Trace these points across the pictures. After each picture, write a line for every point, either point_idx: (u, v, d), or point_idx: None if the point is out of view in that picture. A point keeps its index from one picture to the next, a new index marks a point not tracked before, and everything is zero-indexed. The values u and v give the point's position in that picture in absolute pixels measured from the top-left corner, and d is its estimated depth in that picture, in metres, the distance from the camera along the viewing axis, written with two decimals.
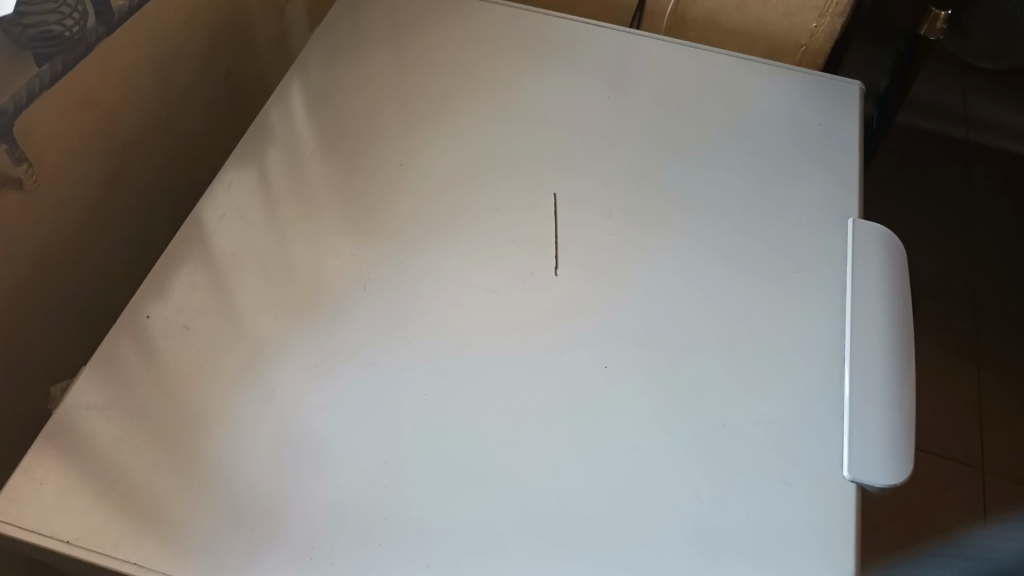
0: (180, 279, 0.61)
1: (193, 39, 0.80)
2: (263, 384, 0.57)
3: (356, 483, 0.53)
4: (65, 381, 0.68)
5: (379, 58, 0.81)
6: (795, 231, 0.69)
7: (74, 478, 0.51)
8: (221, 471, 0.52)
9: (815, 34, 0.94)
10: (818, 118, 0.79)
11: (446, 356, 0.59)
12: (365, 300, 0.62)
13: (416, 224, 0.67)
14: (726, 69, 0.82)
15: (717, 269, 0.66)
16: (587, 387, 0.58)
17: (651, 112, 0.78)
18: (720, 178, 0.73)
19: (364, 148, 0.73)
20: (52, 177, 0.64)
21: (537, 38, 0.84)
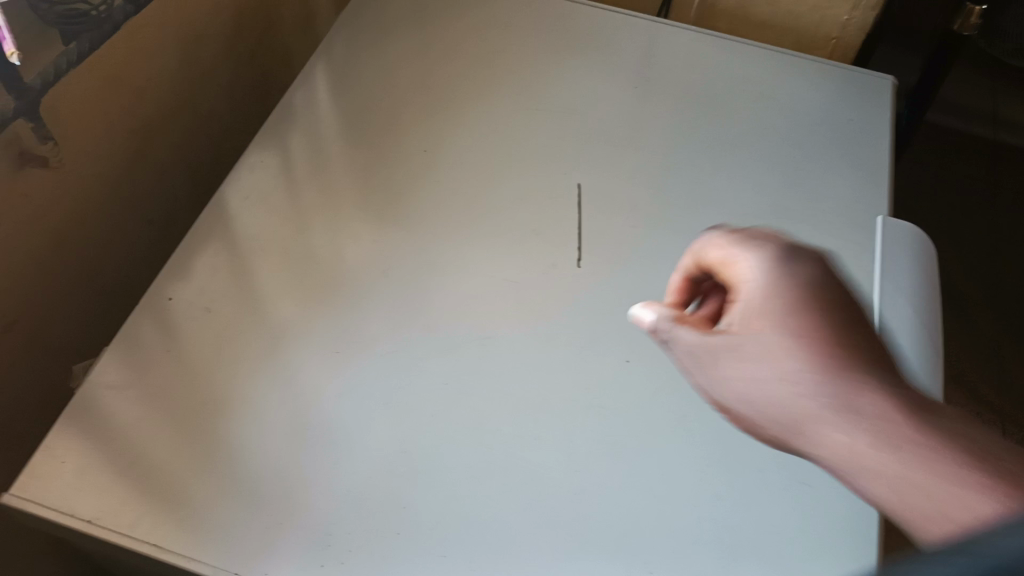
0: (202, 261, 0.61)
1: (219, 19, 0.79)
2: (281, 369, 0.57)
3: (367, 471, 0.52)
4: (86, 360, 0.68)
5: (403, 43, 0.80)
6: (825, 230, 0.68)
7: (95, 457, 0.51)
8: (239, 456, 0.52)
9: (847, 26, 0.93)
10: (848, 113, 0.78)
11: (467, 343, 0.59)
12: (385, 288, 0.62)
13: (440, 212, 0.67)
14: (755, 64, 0.81)
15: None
16: (609, 382, 0.58)
17: (678, 105, 0.77)
18: (748, 174, 0.72)
19: (388, 134, 0.72)
20: (76, 155, 0.64)
21: (564, 27, 0.84)
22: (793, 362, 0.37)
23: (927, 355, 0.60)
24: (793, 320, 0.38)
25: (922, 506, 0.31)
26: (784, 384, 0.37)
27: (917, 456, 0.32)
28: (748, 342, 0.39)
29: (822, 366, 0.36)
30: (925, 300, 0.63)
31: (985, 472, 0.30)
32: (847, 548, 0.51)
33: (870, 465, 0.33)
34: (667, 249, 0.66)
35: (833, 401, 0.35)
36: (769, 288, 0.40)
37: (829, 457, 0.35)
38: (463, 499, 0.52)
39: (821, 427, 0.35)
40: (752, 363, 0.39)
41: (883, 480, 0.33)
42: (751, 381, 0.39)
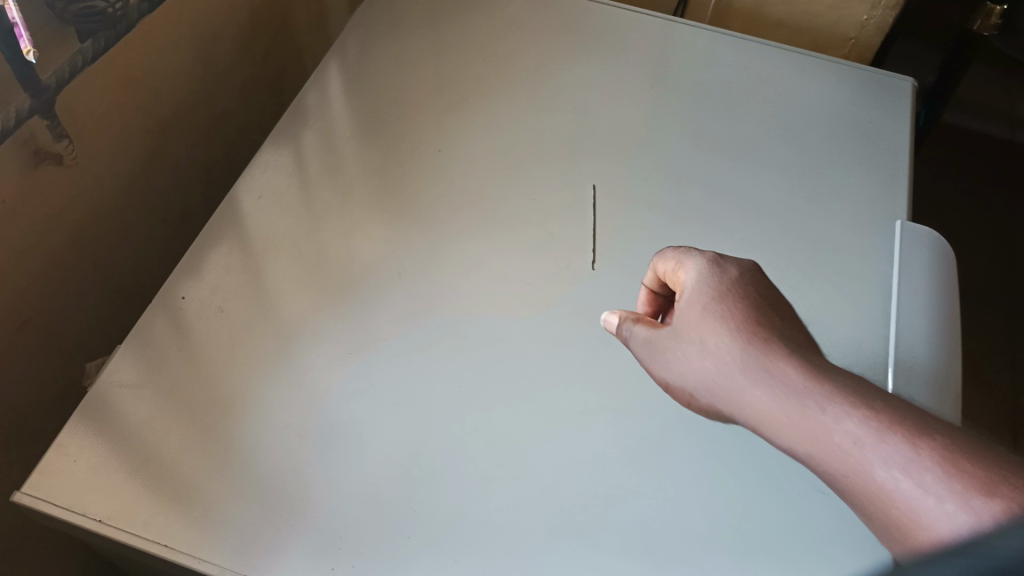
0: (215, 259, 0.61)
1: (234, 16, 0.79)
2: (294, 369, 0.56)
3: (377, 474, 0.52)
4: (100, 359, 0.68)
5: (417, 42, 0.80)
6: (842, 233, 0.67)
7: (107, 456, 0.51)
8: (251, 456, 0.52)
9: (866, 26, 0.93)
10: (867, 114, 0.77)
11: (478, 346, 0.59)
12: (397, 289, 0.61)
13: (453, 213, 0.67)
14: (773, 64, 0.81)
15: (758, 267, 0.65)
16: (623, 387, 0.57)
17: (694, 106, 0.76)
18: (765, 176, 0.71)
19: (401, 134, 0.72)
20: (90, 154, 0.64)
21: (580, 26, 0.83)
22: (724, 344, 0.43)
23: (946, 361, 0.59)
24: (723, 313, 0.45)
25: (837, 465, 0.36)
26: (716, 367, 0.43)
27: (828, 415, 0.37)
28: (689, 336, 0.46)
29: (748, 346, 0.42)
30: (944, 305, 0.62)
31: (883, 427, 0.35)
32: (864, 559, 0.50)
33: (796, 437, 0.38)
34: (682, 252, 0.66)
35: (757, 377, 0.41)
36: (704, 289, 0.47)
37: (760, 427, 0.41)
38: (473, 504, 0.51)
39: (751, 401, 0.41)
40: (695, 351, 0.45)
41: (805, 443, 0.38)
42: (693, 368, 0.45)
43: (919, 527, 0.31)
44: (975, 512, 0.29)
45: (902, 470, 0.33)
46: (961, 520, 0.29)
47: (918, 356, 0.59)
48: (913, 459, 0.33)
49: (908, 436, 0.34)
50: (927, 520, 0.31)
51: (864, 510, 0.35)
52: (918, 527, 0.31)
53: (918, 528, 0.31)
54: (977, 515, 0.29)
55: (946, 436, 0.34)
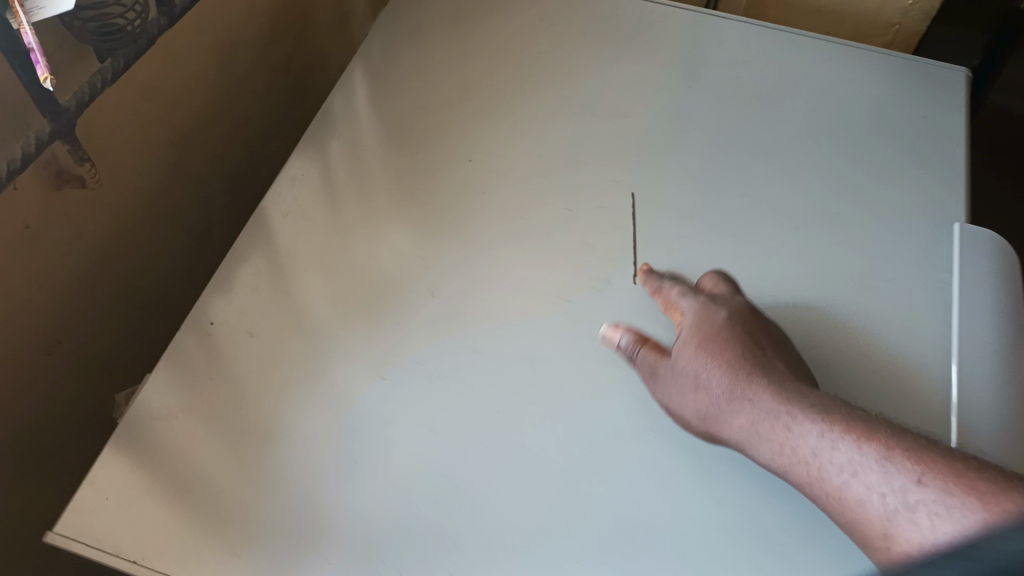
0: (243, 281, 0.59)
1: (255, 22, 0.77)
2: (329, 395, 0.54)
3: (411, 508, 0.50)
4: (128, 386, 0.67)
5: (442, 45, 0.78)
6: (895, 238, 0.64)
7: (139, 490, 0.50)
8: (287, 488, 0.50)
9: (909, 13, 0.89)
10: (918, 110, 0.73)
11: (514, 365, 0.56)
12: (430, 308, 0.59)
13: (485, 225, 0.64)
14: (816, 57, 0.77)
15: (806, 275, 0.62)
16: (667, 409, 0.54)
17: (734, 104, 0.73)
18: (811, 177, 0.68)
19: (430, 143, 0.70)
20: (112, 173, 0.62)
21: (613, 22, 0.80)
22: (715, 376, 0.50)
23: (1014, 376, 0.55)
24: (711, 347, 0.52)
25: (820, 484, 0.43)
26: (707, 396, 0.50)
27: (793, 430, 0.45)
28: (684, 373, 0.52)
29: (731, 374, 0.50)
30: (1009, 316, 0.59)
31: (839, 437, 0.43)
32: None
33: (773, 456, 0.46)
34: (725, 260, 0.63)
35: (741, 405, 0.48)
36: (698, 331, 0.53)
37: (747, 448, 0.48)
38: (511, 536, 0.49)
39: (744, 428, 0.48)
40: (690, 388, 0.51)
41: (791, 466, 0.45)
42: (682, 397, 0.51)
43: (881, 532, 0.40)
44: (926, 519, 0.38)
45: (862, 483, 0.41)
46: (919, 530, 0.38)
47: (982, 372, 0.55)
48: (866, 467, 0.42)
49: (857, 443, 0.43)
50: (879, 522, 0.40)
51: (840, 520, 0.43)
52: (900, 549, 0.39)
53: (881, 531, 0.40)
54: (935, 524, 0.37)
55: (889, 433, 0.43)
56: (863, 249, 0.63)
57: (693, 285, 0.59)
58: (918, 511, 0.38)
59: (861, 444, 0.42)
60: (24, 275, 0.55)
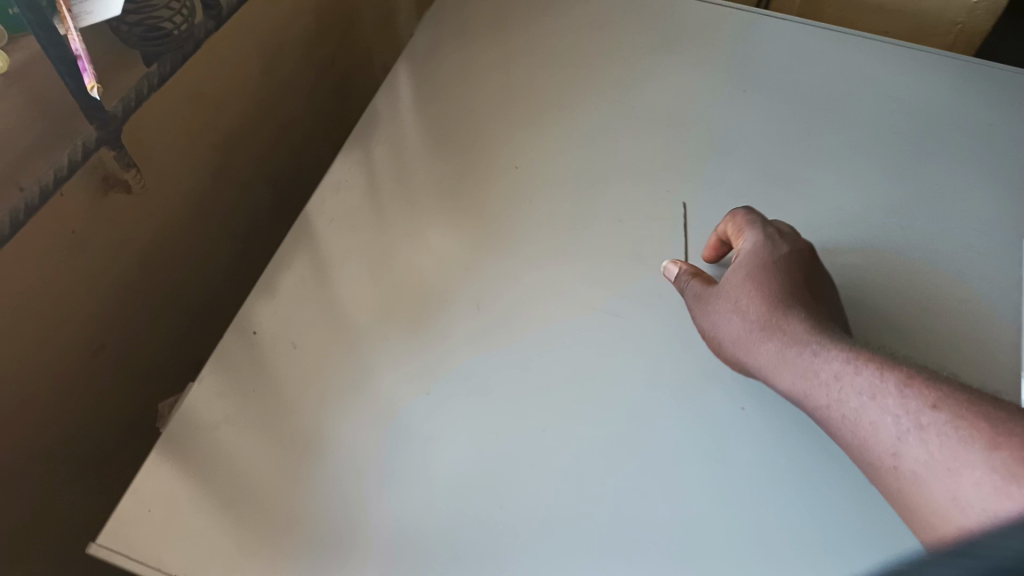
0: (286, 290, 0.58)
1: (300, 23, 0.76)
2: (376, 412, 0.53)
3: (453, 524, 0.48)
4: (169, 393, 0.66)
5: (489, 47, 0.76)
6: (965, 253, 0.60)
7: (183, 505, 0.49)
8: (331, 506, 0.49)
9: (974, 12, 0.85)
10: (988, 117, 0.69)
11: (562, 378, 0.54)
12: (476, 322, 0.58)
13: (533, 234, 0.63)
14: (879, 61, 0.74)
15: (872, 283, 0.58)
16: (721, 432, 0.52)
17: (791, 109, 0.70)
18: (874, 186, 0.65)
19: (477, 149, 0.68)
20: (159, 179, 0.62)
21: (665, 23, 0.78)
22: (750, 304, 0.52)
23: None
24: (754, 275, 0.54)
25: (836, 406, 0.45)
26: (741, 321, 0.52)
27: (821, 356, 0.47)
28: (726, 296, 0.54)
29: (769, 304, 0.52)
30: None
31: (864, 366, 0.45)
32: None
33: (795, 378, 0.48)
34: None
35: (774, 330, 0.50)
36: (750, 258, 0.55)
37: (768, 372, 0.50)
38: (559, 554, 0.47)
39: (772, 351, 0.50)
40: (727, 310, 0.53)
41: (811, 387, 0.47)
42: (717, 321, 0.53)
43: (888, 451, 0.42)
44: (933, 440, 0.40)
45: (879, 406, 0.43)
46: (926, 452, 0.40)
47: None
48: (885, 392, 0.43)
49: (879, 371, 0.44)
50: (888, 441, 0.42)
51: (847, 442, 0.44)
52: (907, 473, 0.40)
53: (888, 452, 0.42)
54: (943, 445, 0.39)
55: (910, 369, 0.44)
56: (931, 264, 0.60)
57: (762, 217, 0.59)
58: (928, 434, 0.40)
59: (883, 372, 0.44)
60: (70, 281, 0.55)
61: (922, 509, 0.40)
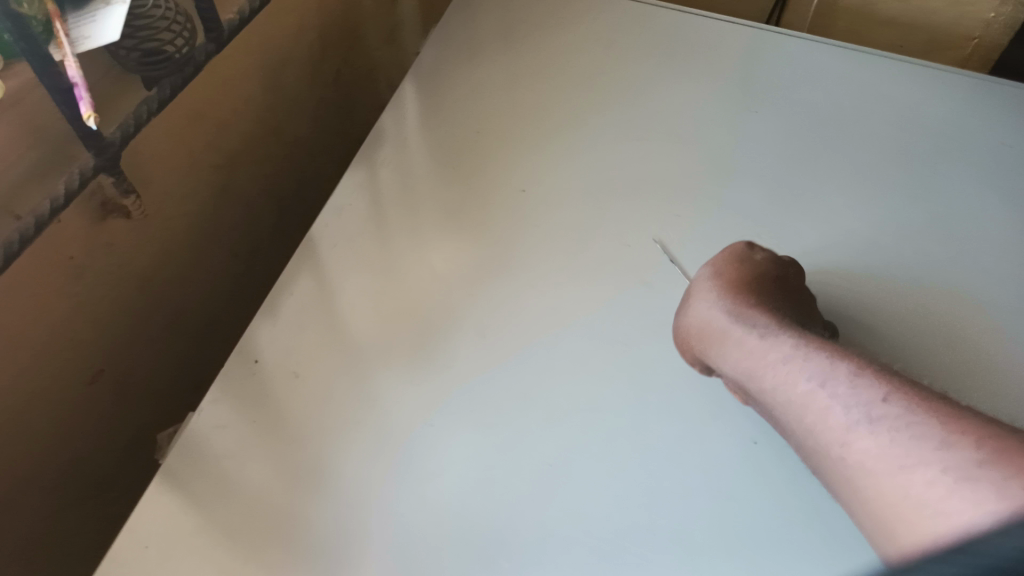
0: (288, 317, 0.57)
1: (305, 40, 0.76)
2: (382, 444, 0.52)
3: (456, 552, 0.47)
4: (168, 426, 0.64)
5: (499, 65, 0.75)
6: (985, 279, 0.58)
7: (179, 543, 0.47)
8: (334, 542, 0.48)
9: (991, 25, 0.84)
10: (1006, 137, 0.67)
11: (571, 406, 0.53)
12: (480, 349, 0.56)
13: (539, 259, 0.61)
14: (893, 78, 0.72)
15: (886, 308, 0.57)
16: (733, 468, 0.50)
17: (804, 128, 0.69)
18: (890, 209, 0.63)
19: (483, 171, 0.67)
20: (159, 203, 0.61)
21: (675, 41, 0.76)
22: (722, 299, 0.53)
23: None
24: (730, 278, 0.54)
25: (788, 392, 0.45)
26: (709, 313, 0.52)
27: (773, 347, 0.47)
28: (696, 292, 0.55)
29: (735, 301, 0.52)
30: None
31: (816, 354, 0.45)
32: None
33: (753, 366, 0.48)
34: None
35: (736, 323, 0.51)
36: (725, 259, 0.56)
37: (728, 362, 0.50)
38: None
39: (731, 341, 0.50)
40: (694, 303, 0.54)
41: (763, 374, 0.47)
42: (688, 315, 0.54)
43: (834, 436, 0.41)
44: (885, 432, 0.38)
45: (827, 392, 0.42)
46: (872, 439, 0.39)
47: None
48: (834, 379, 0.43)
49: (831, 362, 0.44)
50: (833, 426, 0.41)
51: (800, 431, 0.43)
52: (854, 462, 0.39)
53: (836, 439, 0.41)
54: (890, 438, 0.38)
55: (867, 364, 0.43)
56: (952, 290, 0.58)
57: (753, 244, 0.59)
58: (876, 424, 0.39)
59: (835, 361, 0.44)
60: (68, 307, 0.54)
61: (872, 504, 0.38)
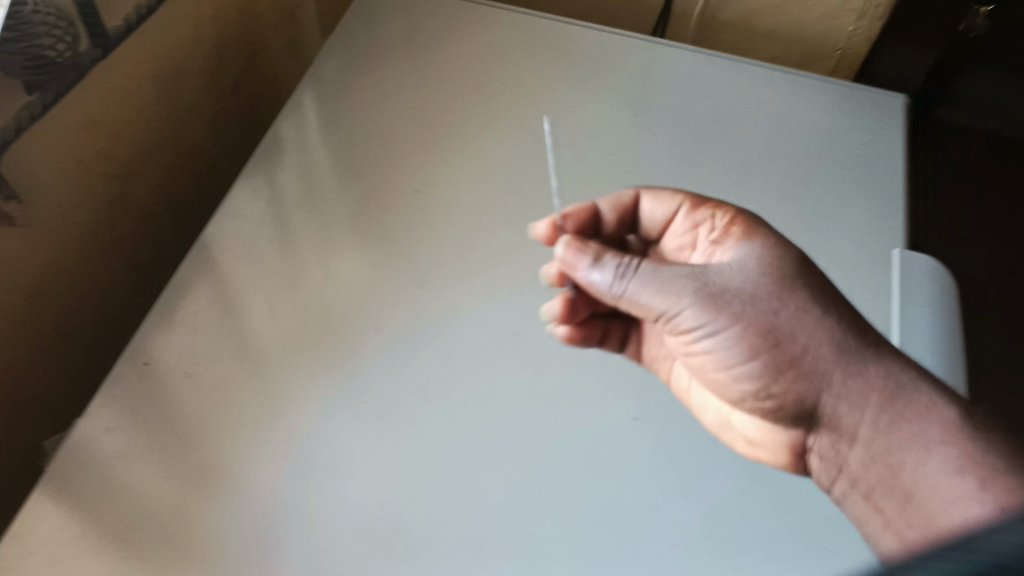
0: (185, 318, 0.58)
1: (202, 49, 0.76)
2: (277, 436, 0.53)
3: (364, 539, 0.49)
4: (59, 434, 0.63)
5: (397, 70, 0.77)
6: (841, 263, 0.64)
7: (69, 542, 0.48)
8: (227, 533, 0.49)
9: (853, 37, 0.92)
10: (861, 136, 0.74)
11: (465, 394, 0.56)
12: (376, 341, 0.58)
13: (434, 257, 0.63)
14: (762, 80, 0.78)
15: None
16: (615, 445, 0.54)
17: (681, 127, 0.73)
18: (762, 201, 0.68)
19: (381, 172, 0.69)
20: (49, 210, 0.60)
21: (561, 47, 0.80)
22: (813, 332, 0.47)
23: (946, 339, 0.59)
24: (789, 292, 0.48)
25: (898, 447, 0.45)
26: (825, 360, 0.47)
27: (911, 419, 0.45)
28: (789, 321, 0.48)
29: (848, 346, 0.47)
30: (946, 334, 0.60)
31: (956, 436, 0.43)
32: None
33: (877, 433, 0.46)
34: None
35: (852, 372, 0.46)
36: (789, 277, 0.49)
37: (830, 418, 0.48)
38: (469, 559, 0.49)
39: (859, 398, 0.46)
40: (789, 332, 0.47)
41: (910, 442, 0.44)
42: (751, 351, 0.48)
43: (943, 500, 0.42)
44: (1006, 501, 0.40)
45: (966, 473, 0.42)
46: (969, 496, 0.41)
47: (921, 338, 0.59)
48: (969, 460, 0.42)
49: (971, 442, 0.43)
50: (945, 493, 0.42)
51: (895, 488, 0.45)
52: (930, 506, 0.43)
53: (920, 481, 0.43)
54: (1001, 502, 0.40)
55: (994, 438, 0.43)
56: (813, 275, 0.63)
57: (695, 220, 0.56)
58: (967, 476, 0.41)
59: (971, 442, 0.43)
60: None
61: (898, 519, 0.45)
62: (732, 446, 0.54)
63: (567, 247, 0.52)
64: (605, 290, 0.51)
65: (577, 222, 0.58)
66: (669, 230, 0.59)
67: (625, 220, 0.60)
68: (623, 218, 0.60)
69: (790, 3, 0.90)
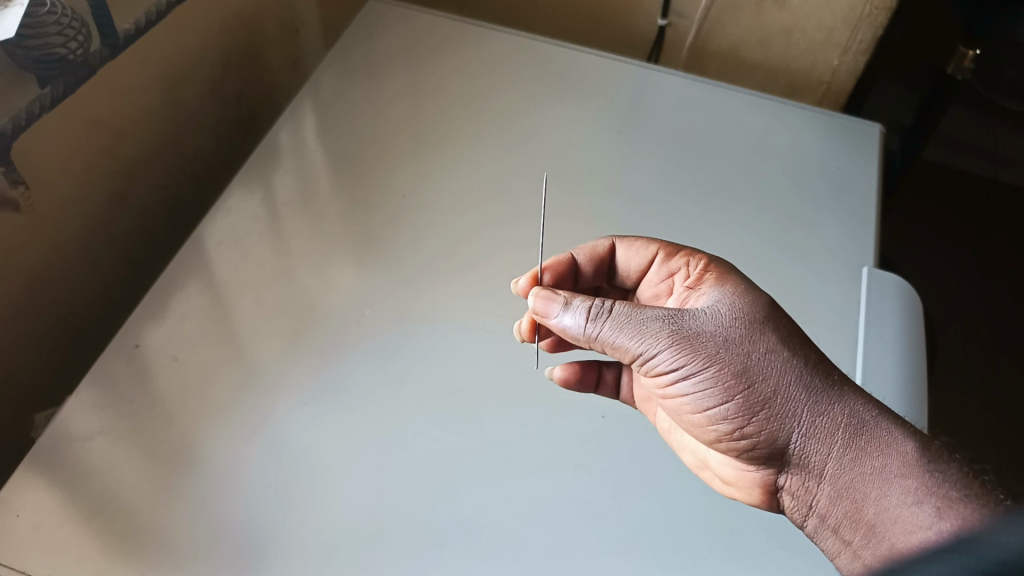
0: (176, 306, 0.60)
1: (206, 59, 0.79)
2: (258, 420, 0.55)
3: (332, 528, 0.51)
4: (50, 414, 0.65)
5: (392, 83, 0.80)
6: (813, 278, 0.67)
7: (54, 511, 0.50)
8: (207, 507, 0.51)
9: (838, 71, 0.95)
10: (836, 161, 0.76)
11: (441, 387, 0.58)
12: (356, 335, 0.60)
13: (416, 258, 0.66)
14: (744, 105, 0.81)
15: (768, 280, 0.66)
16: (585, 440, 0.56)
17: (663, 146, 0.76)
18: (738, 219, 0.71)
19: (372, 178, 0.72)
20: (52, 202, 0.63)
21: (551, 67, 0.83)
22: (781, 370, 0.47)
23: (907, 352, 0.62)
24: (761, 335, 0.48)
25: (861, 481, 0.45)
26: (794, 399, 0.47)
27: (874, 454, 0.45)
28: (757, 360, 0.47)
29: (815, 384, 0.47)
30: (909, 347, 0.63)
31: (918, 470, 0.43)
32: None
33: (842, 470, 0.46)
34: None
35: (818, 410, 0.46)
36: (758, 318, 0.49)
37: (801, 457, 0.47)
38: (436, 546, 0.50)
39: (826, 436, 0.46)
40: (759, 372, 0.47)
41: (872, 476, 0.44)
42: (725, 393, 0.47)
43: (903, 528, 0.42)
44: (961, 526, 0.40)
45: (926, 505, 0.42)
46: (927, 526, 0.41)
47: (885, 353, 0.62)
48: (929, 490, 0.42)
49: (929, 471, 0.43)
50: (907, 522, 0.42)
51: (860, 522, 0.45)
52: (891, 532, 0.43)
53: (884, 514, 0.43)
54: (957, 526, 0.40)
55: (950, 467, 0.43)
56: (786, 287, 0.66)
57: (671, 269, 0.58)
58: (925, 505, 0.42)
59: (929, 471, 0.43)
60: None
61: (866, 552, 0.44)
62: (710, 486, 0.54)
63: (537, 297, 0.53)
64: (578, 332, 0.51)
65: (554, 274, 0.59)
66: (645, 278, 0.61)
67: (598, 269, 0.61)
68: (599, 268, 0.61)
69: (775, 37, 0.94)
